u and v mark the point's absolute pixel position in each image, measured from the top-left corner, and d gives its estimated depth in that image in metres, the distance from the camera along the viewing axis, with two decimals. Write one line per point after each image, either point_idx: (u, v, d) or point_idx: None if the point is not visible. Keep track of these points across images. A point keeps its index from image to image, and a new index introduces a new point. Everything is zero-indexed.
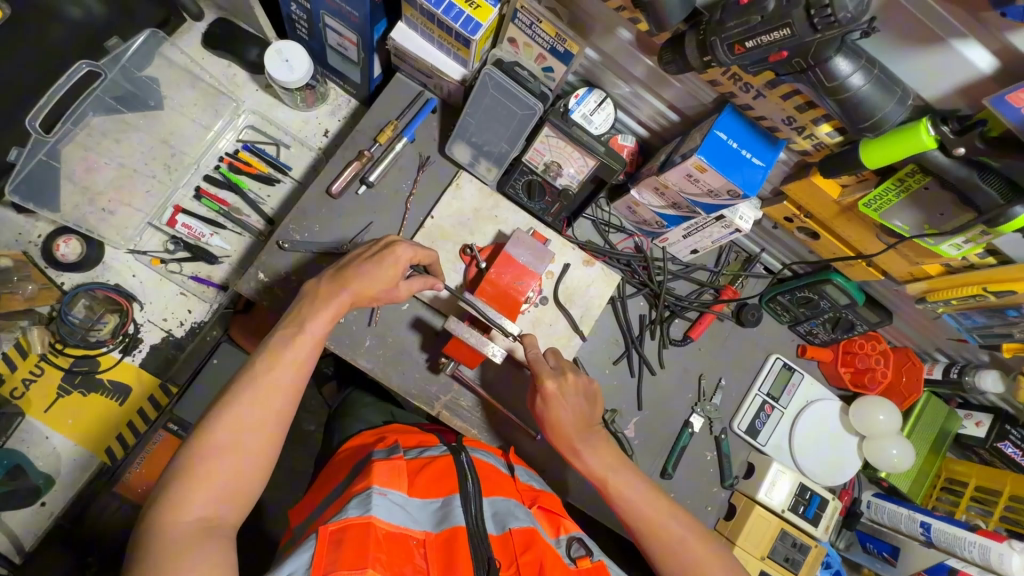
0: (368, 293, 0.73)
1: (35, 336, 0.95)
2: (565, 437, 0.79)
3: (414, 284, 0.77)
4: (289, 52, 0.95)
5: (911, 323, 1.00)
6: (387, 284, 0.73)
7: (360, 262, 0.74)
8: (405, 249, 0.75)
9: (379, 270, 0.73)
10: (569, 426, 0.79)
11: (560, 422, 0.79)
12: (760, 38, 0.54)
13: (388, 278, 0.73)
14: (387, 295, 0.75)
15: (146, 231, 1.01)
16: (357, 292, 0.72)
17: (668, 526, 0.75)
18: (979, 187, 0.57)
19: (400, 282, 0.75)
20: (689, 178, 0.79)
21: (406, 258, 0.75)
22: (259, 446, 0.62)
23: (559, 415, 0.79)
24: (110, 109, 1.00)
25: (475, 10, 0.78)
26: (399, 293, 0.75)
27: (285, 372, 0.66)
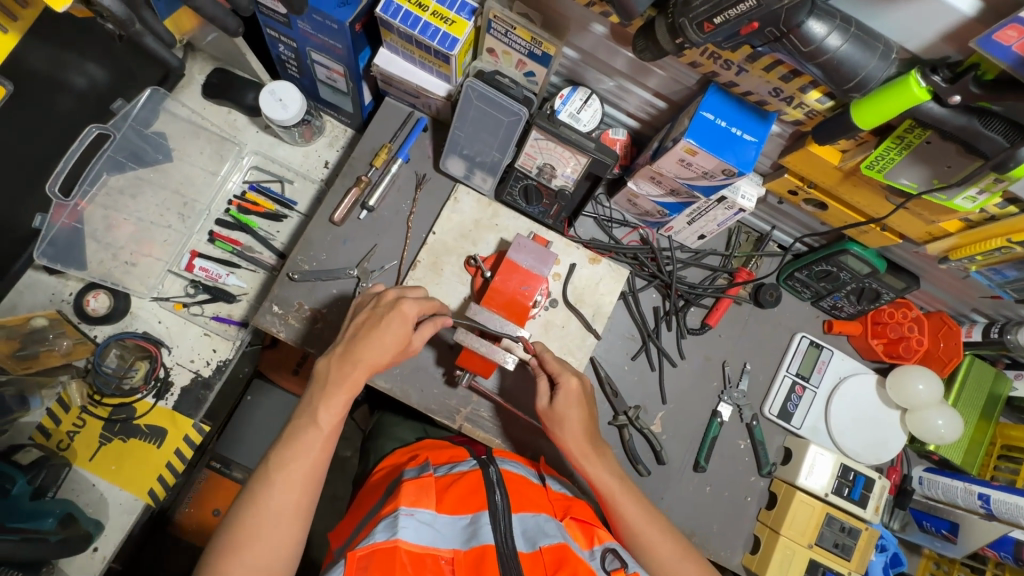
0: (382, 363, 0.74)
1: (75, 389, 0.99)
2: (569, 438, 0.80)
3: (425, 334, 0.78)
4: (282, 91, 0.98)
5: (942, 286, 0.95)
6: (399, 347, 0.75)
7: (366, 333, 0.74)
8: (410, 308, 0.75)
9: (389, 337, 0.74)
10: (572, 427, 0.80)
11: (560, 422, 0.81)
12: (727, 13, 0.53)
13: (400, 342, 0.75)
14: (398, 356, 0.76)
15: (166, 278, 1.05)
16: (371, 366, 0.73)
17: (642, 541, 0.75)
18: (983, 134, 0.54)
19: (411, 339, 0.77)
20: (681, 163, 0.78)
21: (412, 315, 0.76)
22: (282, 539, 0.65)
23: (564, 414, 0.81)
24: (121, 167, 1.05)
25: (451, 26, 0.80)
26: (411, 350, 0.77)
27: (302, 463, 0.68)
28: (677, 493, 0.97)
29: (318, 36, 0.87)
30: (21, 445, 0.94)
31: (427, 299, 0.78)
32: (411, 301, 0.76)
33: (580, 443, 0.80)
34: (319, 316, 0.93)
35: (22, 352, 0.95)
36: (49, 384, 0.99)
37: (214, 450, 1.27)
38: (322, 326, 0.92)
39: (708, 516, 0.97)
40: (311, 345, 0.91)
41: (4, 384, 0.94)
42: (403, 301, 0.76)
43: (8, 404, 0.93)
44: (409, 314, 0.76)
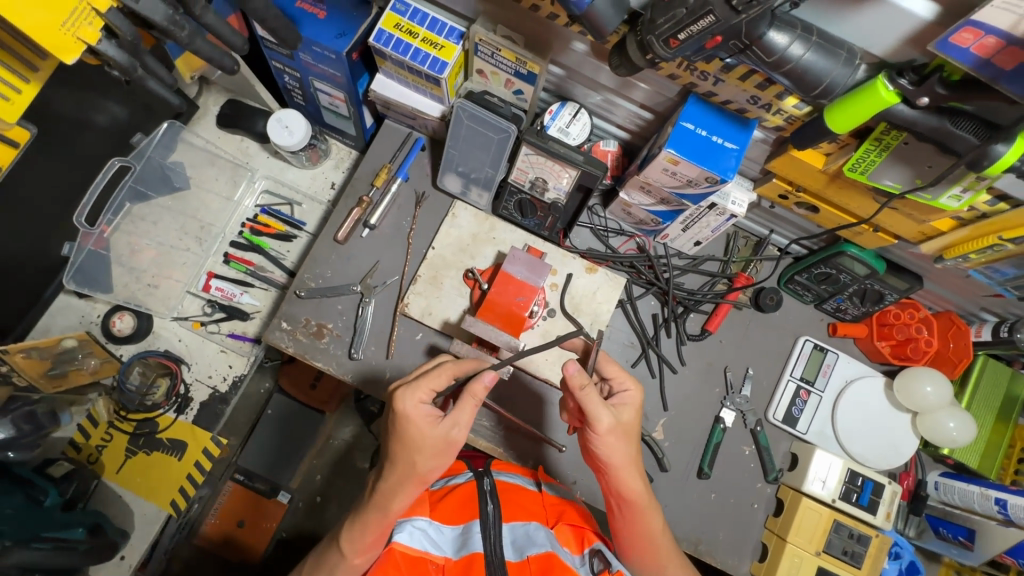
0: (427, 473, 0.69)
1: (102, 406, 1.06)
2: (629, 459, 0.74)
3: (465, 421, 0.70)
4: (288, 118, 1.04)
5: (947, 285, 0.93)
6: (434, 446, 0.68)
7: (399, 441, 0.69)
8: (418, 402, 0.68)
9: (419, 442, 0.68)
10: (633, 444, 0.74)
11: (623, 439, 0.73)
12: (689, 29, 0.55)
13: (435, 444, 0.68)
14: (450, 455, 0.70)
15: (185, 299, 1.11)
16: (418, 478, 0.69)
17: (661, 546, 0.76)
18: (955, 134, 0.55)
19: (451, 433, 0.69)
20: (666, 172, 0.79)
21: (425, 407, 0.69)
22: None
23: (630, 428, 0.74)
24: (143, 196, 1.12)
25: (440, 50, 0.84)
26: (458, 445, 0.70)
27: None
28: (682, 501, 0.96)
29: (318, 66, 0.92)
30: (53, 459, 1.01)
31: (432, 382, 0.70)
32: (414, 391, 0.69)
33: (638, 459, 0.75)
34: (325, 332, 0.97)
35: (53, 371, 1.00)
36: (78, 401, 1.05)
37: (237, 463, 1.31)
38: (328, 341, 0.96)
39: (714, 523, 0.96)
40: (318, 360, 0.95)
41: (36, 402, 0.97)
42: (405, 394, 0.68)
43: (41, 420, 0.97)
44: (424, 408, 0.69)
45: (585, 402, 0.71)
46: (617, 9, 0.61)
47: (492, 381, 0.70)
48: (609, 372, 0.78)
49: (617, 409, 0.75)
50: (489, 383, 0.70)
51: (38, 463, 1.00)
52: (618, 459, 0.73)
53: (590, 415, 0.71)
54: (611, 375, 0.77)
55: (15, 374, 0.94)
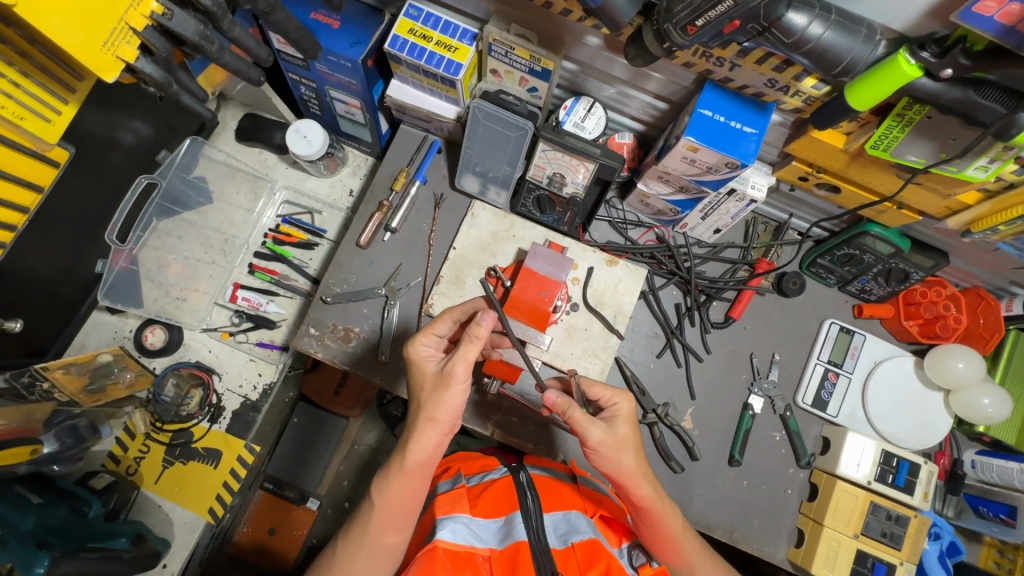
0: (435, 412, 0.71)
1: (138, 418, 1.08)
2: (631, 468, 0.73)
3: (464, 357, 0.71)
4: (306, 128, 1.06)
5: (973, 260, 0.92)
6: (433, 381, 0.73)
7: (414, 388, 0.75)
8: (422, 344, 0.76)
9: (423, 378, 0.74)
10: (633, 454, 0.73)
11: (622, 450, 0.73)
12: (707, 15, 0.56)
13: (434, 379, 0.73)
14: (452, 392, 0.71)
15: (213, 310, 1.13)
16: (426, 415, 0.71)
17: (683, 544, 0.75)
18: (981, 103, 0.55)
19: (447, 367, 0.71)
20: (685, 160, 0.79)
21: (427, 349, 0.76)
22: None
23: (625, 440, 0.73)
24: (169, 212, 1.15)
25: (455, 53, 0.85)
26: (456, 379, 0.71)
27: (385, 538, 0.71)
28: (715, 489, 0.96)
29: (335, 75, 0.94)
30: (95, 472, 1.04)
31: (433, 329, 0.77)
32: (417, 337, 0.77)
33: (645, 468, 0.74)
34: (351, 335, 0.98)
35: (91, 387, 1.02)
36: (116, 414, 1.07)
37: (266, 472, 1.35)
38: (355, 344, 0.98)
39: (749, 510, 0.96)
40: (347, 363, 0.97)
41: (77, 416, 0.99)
42: (410, 341, 0.77)
43: (82, 433, 0.99)
44: (427, 350, 0.76)
45: (572, 421, 0.72)
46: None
47: (491, 321, 0.72)
48: (595, 393, 0.77)
49: (609, 422, 0.75)
50: (488, 324, 0.71)
51: (80, 476, 1.03)
52: (617, 468, 0.72)
53: (579, 432, 0.72)
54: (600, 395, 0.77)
55: (55, 391, 0.97)
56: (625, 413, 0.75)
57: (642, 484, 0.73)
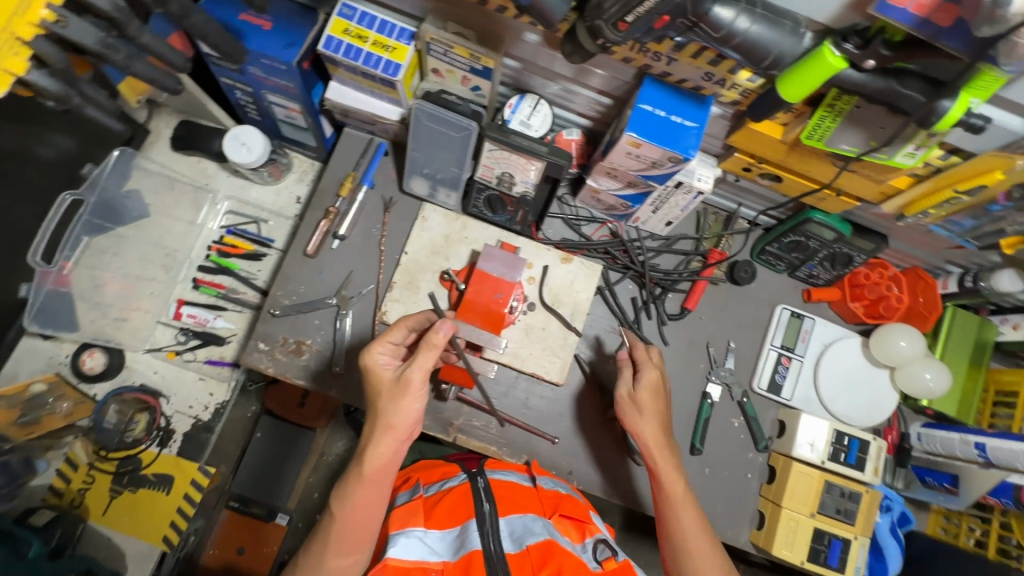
0: (392, 420, 0.70)
1: (79, 447, 1.03)
2: (648, 431, 0.83)
3: (422, 364, 0.71)
4: (245, 135, 1.01)
5: (911, 242, 0.95)
6: (389, 389, 0.72)
7: (371, 399, 0.74)
8: (377, 352, 0.76)
9: (379, 385, 0.73)
10: (650, 420, 0.83)
11: (632, 411, 0.84)
12: (636, 11, 0.55)
13: (390, 386, 0.72)
14: (409, 399, 0.71)
15: (157, 329, 1.08)
16: (383, 424, 0.71)
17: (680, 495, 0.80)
18: (903, 94, 0.56)
19: (404, 374, 0.71)
20: (629, 156, 0.79)
21: (384, 356, 0.76)
22: None
23: (644, 401, 0.84)
24: (99, 229, 1.06)
25: (392, 53, 0.83)
26: (413, 385, 0.71)
27: (340, 558, 0.69)
28: None
29: (270, 78, 0.90)
30: (35, 507, 0.97)
31: (388, 336, 0.77)
32: (373, 344, 0.76)
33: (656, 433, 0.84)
34: (304, 348, 0.95)
35: (22, 419, 0.95)
36: (55, 445, 1.02)
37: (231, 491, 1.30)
38: (308, 357, 0.95)
39: (711, 496, 0.98)
40: (301, 377, 0.94)
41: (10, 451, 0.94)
42: (365, 349, 0.76)
43: (17, 470, 0.94)
44: (384, 359, 0.76)
45: None
46: None
47: (449, 329, 0.73)
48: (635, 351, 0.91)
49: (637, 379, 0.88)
50: (445, 331, 0.73)
51: (18, 514, 0.96)
52: (647, 429, 0.83)
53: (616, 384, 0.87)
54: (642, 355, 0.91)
55: None
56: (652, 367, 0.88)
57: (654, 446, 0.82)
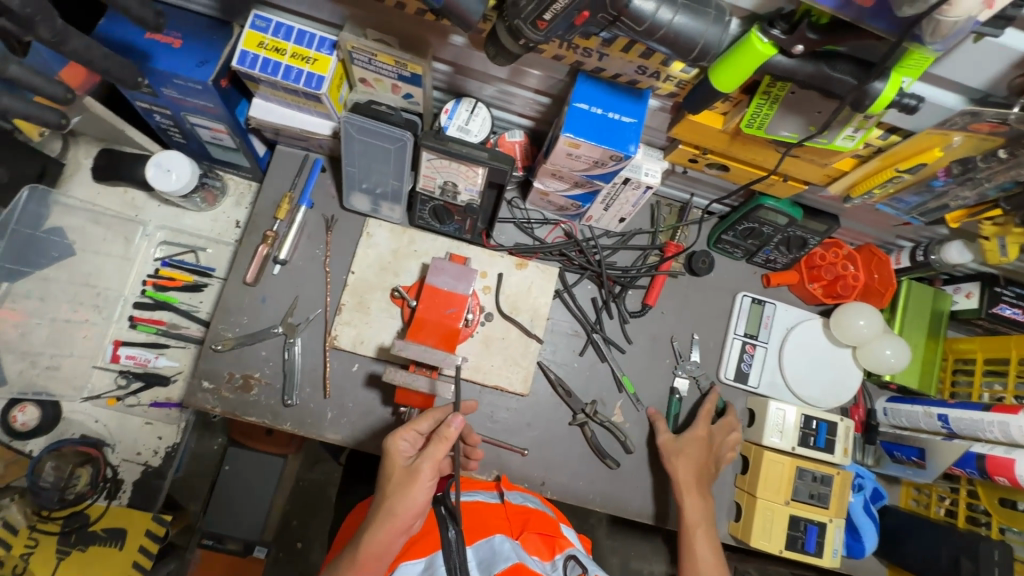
0: (396, 511, 0.67)
1: (16, 511, 0.96)
2: (685, 482, 0.89)
3: (432, 456, 0.70)
4: (169, 161, 0.95)
5: (862, 220, 0.95)
6: (401, 478, 0.70)
7: (381, 483, 0.72)
8: (400, 438, 0.73)
9: (391, 474, 0.71)
10: (690, 470, 0.90)
11: (681, 459, 0.90)
12: (553, 8, 0.51)
13: (402, 475, 0.70)
14: (417, 490, 0.68)
15: (93, 374, 1.02)
16: (387, 513, 0.67)
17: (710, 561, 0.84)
18: (834, 77, 0.54)
19: (416, 466, 0.70)
20: (570, 156, 0.76)
21: (405, 444, 0.73)
22: None
23: (689, 451, 0.91)
24: (14, 273, 0.94)
25: (314, 64, 0.78)
26: (423, 477, 0.69)
27: None
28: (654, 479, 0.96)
29: (188, 100, 0.84)
30: None
31: (414, 423, 0.74)
32: (398, 430, 0.73)
33: (693, 482, 0.90)
34: (252, 382, 0.90)
35: None
36: None
37: (202, 529, 1.24)
38: (257, 391, 0.90)
39: None
40: (252, 414, 0.89)
41: None
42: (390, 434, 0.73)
43: None
44: (405, 446, 0.73)
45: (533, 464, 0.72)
46: None
47: (461, 423, 0.71)
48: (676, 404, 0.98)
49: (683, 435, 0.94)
50: (457, 425, 0.71)
51: None
52: (683, 475, 0.89)
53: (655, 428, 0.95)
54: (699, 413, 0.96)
55: None
56: (703, 412, 0.95)
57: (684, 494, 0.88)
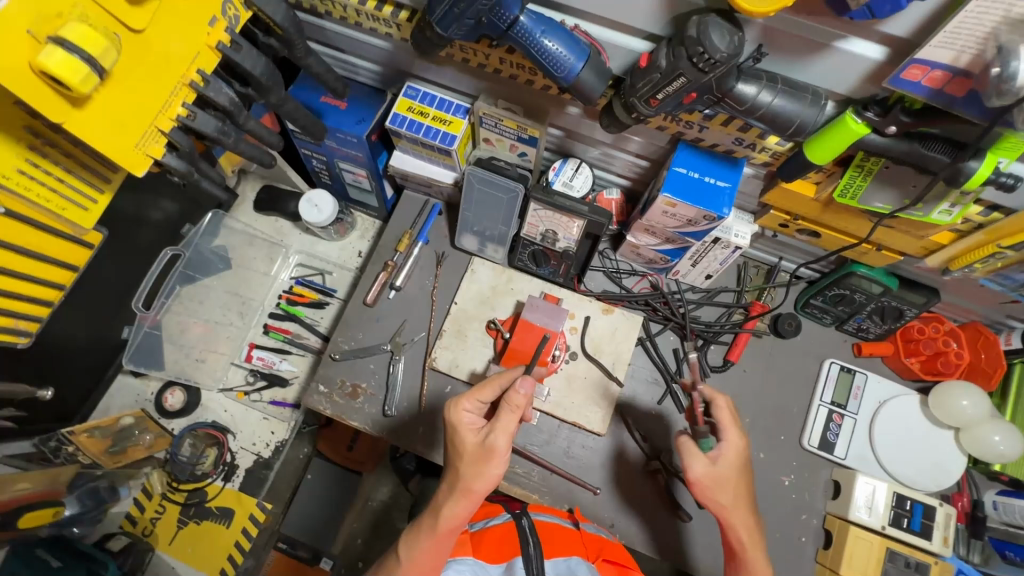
0: (472, 485, 0.70)
1: (156, 478, 1.11)
2: (728, 507, 0.74)
3: (505, 428, 0.70)
4: (317, 197, 1.13)
5: (966, 296, 0.93)
6: (474, 453, 0.71)
7: (452, 455, 0.73)
8: (463, 409, 0.73)
9: (462, 448, 0.72)
10: (730, 491, 0.74)
11: (720, 489, 0.74)
12: (665, 90, 0.61)
13: (474, 450, 0.71)
14: (492, 465, 0.70)
15: (230, 370, 1.18)
16: (463, 487, 0.70)
17: None
18: (927, 154, 0.59)
19: (488, 441, 0.70)
20: (665, 214, 0.84)
21: (469, 415, 0.74)
22: None
23: (724, 478, 0.74)
24: (190, 279, 1.20)
25: (449, 125, 0.93)
26: (498, 452, 0.70)
27: None
28: None
29: (343, 149, 1.02)
30: (113, 533, 1.07)
31: (477, 393, 0.74)
32: (461, 399, 0.74)
33: (743, 515, 0.76)
34: (360, 391, 1.01)
35: (112, 448, 1.06)
36: (135, 475, 1.11)
37: (282, 531, 1.33)
38: (363, 400, 1.00)
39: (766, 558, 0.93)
40: (355, 419, 0.99)
41: (99, 477, 1.04)
42: (452, 403, 0.74)
43: (102, 495, 1.05)
44: (470, 417, 0.74)
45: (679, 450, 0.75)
46: (600, 77, 0.67)
47: (529, 388, 0.72)
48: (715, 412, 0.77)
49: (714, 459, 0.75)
50: (526, 390, 0.71)
51: (98, 538, 1.05)
52: (725, 500, 0.74)
53: (682, 462, 0.74)
54: (721, 419, 0.76)
55: (79, 453, 1.00)
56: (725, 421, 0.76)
57: (732, 514, 0.75)
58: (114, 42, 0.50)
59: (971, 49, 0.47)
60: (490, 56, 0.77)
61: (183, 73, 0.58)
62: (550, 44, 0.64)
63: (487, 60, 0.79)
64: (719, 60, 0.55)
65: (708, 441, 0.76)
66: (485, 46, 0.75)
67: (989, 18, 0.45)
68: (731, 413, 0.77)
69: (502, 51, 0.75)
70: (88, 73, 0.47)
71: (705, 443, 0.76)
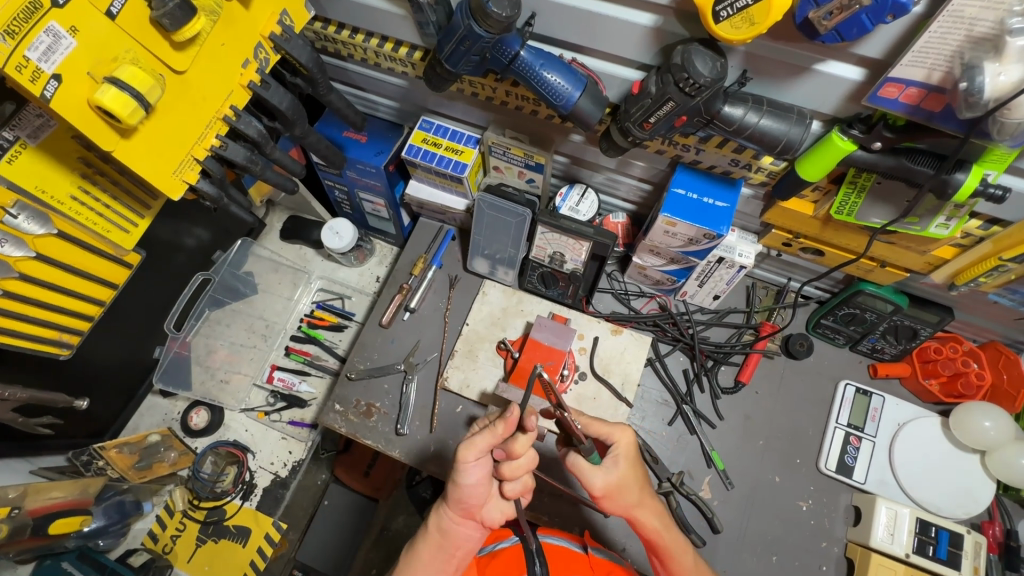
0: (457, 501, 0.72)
1: (178, 495, 1.14)
2: (635, 507, 0.71)
3: None
4: (339, 225, 1.19)
5: (979, 313, 0.92)
6: (457, 469, 0.73)
7: None
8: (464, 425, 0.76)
9: None
10: (633, 491, 0.71)
11: (621, 491, 0.70)
12: (656, 114, 0.64)
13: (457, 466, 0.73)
14: None
15: (252, 391, 1.21)
16: (455, 499, 0.73)
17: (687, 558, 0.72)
18: (914, 169, 0.61)
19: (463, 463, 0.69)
20: (667, 234, 0.87)
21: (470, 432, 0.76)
22: None
23: (625, 480, 0.70)
24: (218, 302, 1.25)
25: (461, 155, 0.98)
26: None
27: None
28: (742, 566, 0.91)
29: (362, 179, 1.08)
30: (134, 549, 1.09)
31: (480, 413, 0.76)
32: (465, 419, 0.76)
33: (650, 506, 0.72)
34: (373, 409, 1.03)
35: (139, 464, 1.10)
36: (159, 493, 1.14)
37: (296, 559, 1.29)
38: (376, 419, 1.02)
39: None
40: (369, 438, 1.01)
41: (125, 491, 1.08)
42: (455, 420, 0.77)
43: (127, 509, 1.08)
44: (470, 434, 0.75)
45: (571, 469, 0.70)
46: (597, 104, 0.71)
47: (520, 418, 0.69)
48: (592, 428, 0.73)
49: (608, 463, 0.71)
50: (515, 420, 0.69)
51: (120, 553, 1.08)
52: (628, 501, 0.71)
53: (580, 480, 0.70)
54: (599, 429, 0.73)
55: (108, 467, 1.05)
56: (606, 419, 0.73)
57: (639, 511, 0.71)
58: (159, 81, 0.56)
59: (941, 67, 0.50)
60: (496, 89, 0.83)
61: (217, 109, 0.65)
62: (549, 75, 0.69)
63: (494, 94, 0.84)
64: (704, 85, 0.58)
65: (595, 453, 0.70)
66: (492, 80, 0.81)
67: (954, 38, 0.48)
68: (602, 419, 0.74)
69: (508, 84, 0.81)
70: (136, 107, 0.53)
71: (595, 458, 0.69)
